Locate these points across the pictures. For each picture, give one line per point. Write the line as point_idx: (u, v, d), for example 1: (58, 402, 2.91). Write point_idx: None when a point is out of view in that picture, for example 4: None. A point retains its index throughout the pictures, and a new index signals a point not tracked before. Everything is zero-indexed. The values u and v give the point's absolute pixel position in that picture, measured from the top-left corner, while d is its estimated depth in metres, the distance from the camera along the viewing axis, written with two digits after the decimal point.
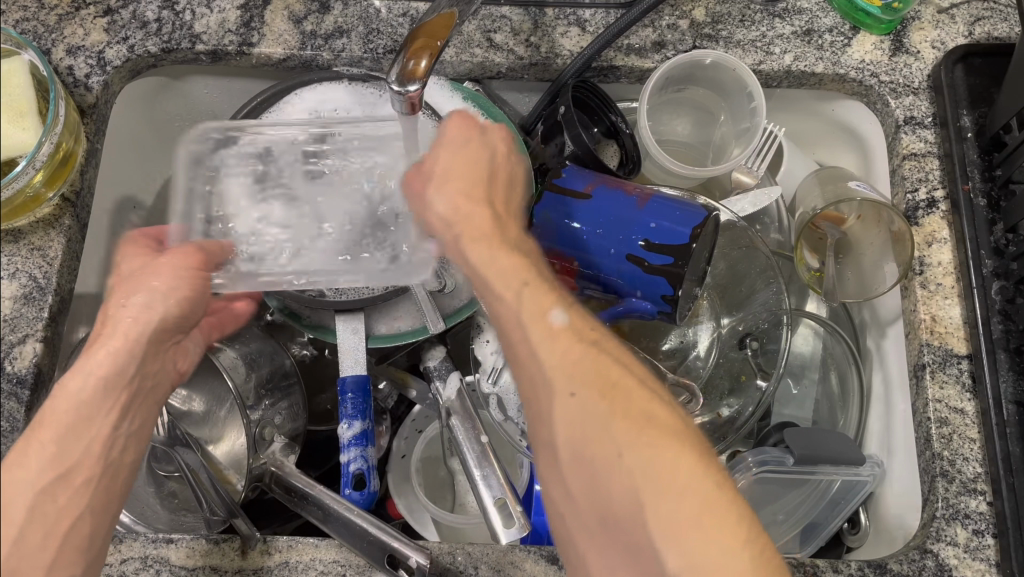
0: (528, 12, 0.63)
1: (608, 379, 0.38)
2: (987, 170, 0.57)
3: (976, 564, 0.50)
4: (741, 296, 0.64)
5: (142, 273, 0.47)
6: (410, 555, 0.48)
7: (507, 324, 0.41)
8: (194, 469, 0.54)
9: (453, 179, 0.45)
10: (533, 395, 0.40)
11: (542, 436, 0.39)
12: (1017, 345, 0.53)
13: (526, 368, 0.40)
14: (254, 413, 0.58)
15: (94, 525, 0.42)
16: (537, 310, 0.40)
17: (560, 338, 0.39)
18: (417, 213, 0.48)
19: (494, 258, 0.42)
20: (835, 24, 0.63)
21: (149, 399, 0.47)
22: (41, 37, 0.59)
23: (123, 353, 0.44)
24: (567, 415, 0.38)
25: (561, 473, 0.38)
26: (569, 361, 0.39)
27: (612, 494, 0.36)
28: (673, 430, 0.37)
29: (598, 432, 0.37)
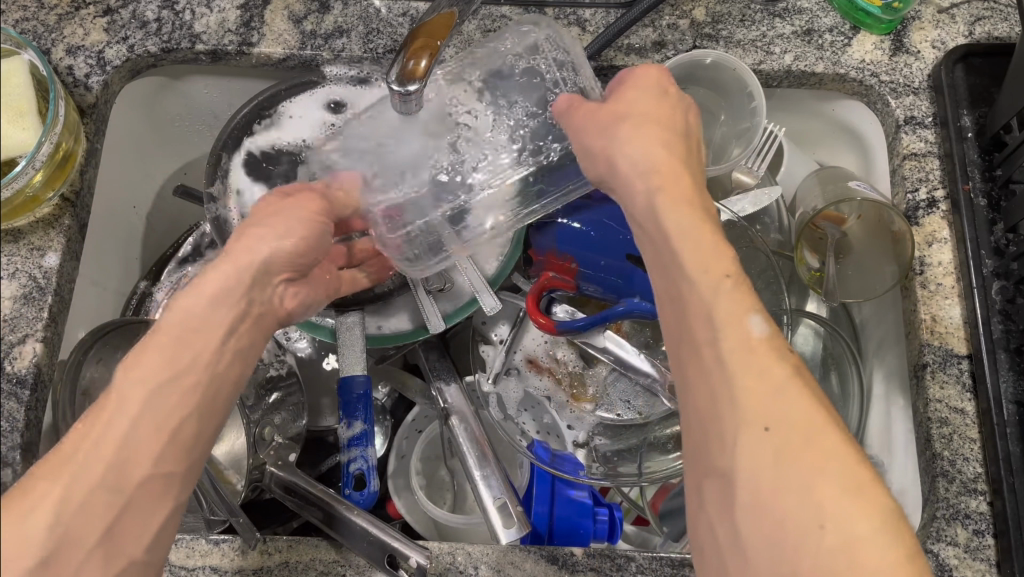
0: (528, 12, 0.63)
1: (808, 423, 0.35)
2: (987, 170, 0.57)
3: (976, 564, 0.50)
4: (743, 294, 0.62)
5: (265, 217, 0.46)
6: (410, 555, 0.48)
7: (692, 313, 0.38)
8: (195, 469, 0.52)
9: (651, 126, 0.45)
10: (707, 409, 0.37)
11: (714, 455, 0.36)
12: (1017, 345, 0.53)
13: (698, 374, 0.38)
14: (254, 413, 0.58)
15: (198, 424, 0.42)
16: (735, 313, 0.37)
17: (757, 353, 0.36)
18: (591, 149, 0.47)
19: (694, 236, 0.40)
20: (836, 24, 0.63)
21: (258, 327, 0.45)
22: (41, 37, 0.59)
23: (229, 279, 0.43)
24: (753, 444, 0.35)
25: (728, 501, 0.35)
26: (764, 384, 0.35)
27: (795, 547, 0.33)
28: (873, 496, 0.34)
29: (790, 475, 0.34)
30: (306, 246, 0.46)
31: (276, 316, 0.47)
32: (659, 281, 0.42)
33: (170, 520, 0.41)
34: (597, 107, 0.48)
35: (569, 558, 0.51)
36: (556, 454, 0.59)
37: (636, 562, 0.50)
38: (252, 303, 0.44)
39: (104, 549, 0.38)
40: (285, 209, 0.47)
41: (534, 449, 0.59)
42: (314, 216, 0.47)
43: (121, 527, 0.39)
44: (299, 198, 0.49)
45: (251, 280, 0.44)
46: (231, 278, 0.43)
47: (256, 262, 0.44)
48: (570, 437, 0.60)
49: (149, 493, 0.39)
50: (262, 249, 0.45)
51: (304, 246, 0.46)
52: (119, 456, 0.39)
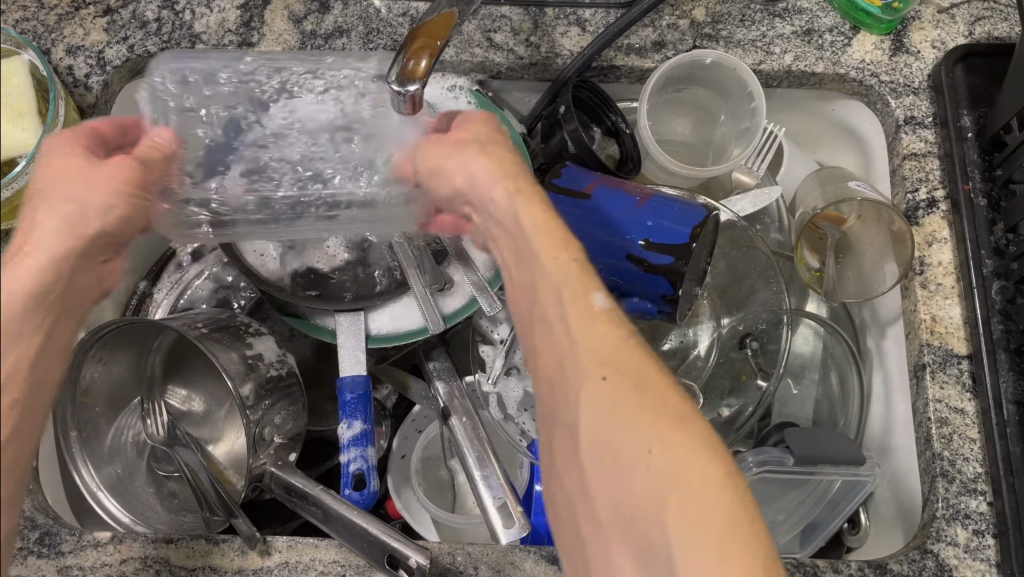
0: (529, 12, 0.62)
1: (642, 373, 0.36)
2: (987, 170, 0.57)
3: (976, 564, 0.50)
4: (741, 296, 0.64)
5: (58, 194, 0.40)
6: (410, 554, 0.48)
7: (539, 292, 0.40)
8: (194, 469, 0.54)
9: (492, 150, 0.46)
10: (556, 374, 0.38)
11: (560, 416, 0.38)
12: (1017, 345, 0.53)
13: (547, 344, 0.39)
14: (254, 413, 0.57)
15: (17, 451, 0.35)
16: (577, 286, 0.39)
17: (596, 319, 0.38)
18: (430, 178, 0.47)
19: (535, 220, 0.42)
20: (836, 24, 0.63)
21: (76, 312, 0.40)
22: (41, 37, 0.59)
23: (36, 270, 0.37)
24: (594, 400, 0.36)
25: (575, 455, 0.37)
26: (602, 342, 0.37)
27: (630, 489, 0.34)
28: (701, 434, 0.35)
29: (624, 421, 0.35)
30: (125, 222, 0.42)
31: (93, 297, 0.42)
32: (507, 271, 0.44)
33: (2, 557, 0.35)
34: (440, 139, 0.48)
35: None
36: None
37: None
38: (70, 288, 0.39)
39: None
40: (94, 181, 0.41)
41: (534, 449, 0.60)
42: (118, 190, 0.42)
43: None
44: (118, 163, 0.43)
45: (69, 267, 0.39)
46: (49, 266, 0.38)
47: (77, 242, 0.39)
48: None
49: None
50: (91, 227, 0.40)
51: (121, 223, 0.42)
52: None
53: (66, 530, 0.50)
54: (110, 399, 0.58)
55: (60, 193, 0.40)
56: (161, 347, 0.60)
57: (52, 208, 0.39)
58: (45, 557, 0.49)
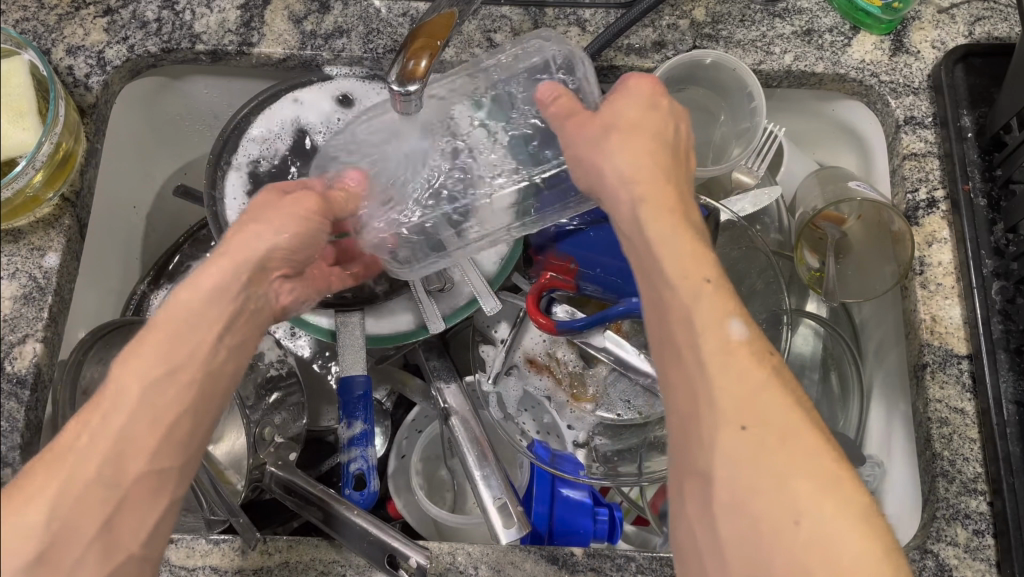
0: (528, 11, 0.63)
1: (790, 424, 0.35)
2: (987, 170, 0.57)
3: (976, 564, 0.50)
4: (741, 295, 0.63)
5: (263, 208, 0.46)
6: (410, 555, 0.48)
7: (673, 318, 0.38)
8: (195, 473, 0.53)
9: (646, 140, 0.45)
10: (690, 414, 0.36)
11: (693, 456, 0.36)
12: (1017, 345, 0.53)
13: (682, 379, 0.37)
14: (254, 413, 0.59)
15: (194, 424, 0.40)
16: (715, 317, 0.37)
17: (737, 355, 0.36)
18: (579, 161, 0.47)
19: (676, 241, 0.40)
20: (836, 24, 0.63)
21: (253, 321, 0.45)
22: (41, 37, 0.59)
23: (226, 274, 0.43)
24: (735, 447, 0.34)
25: (708, 504, 0.35)
26: (746, 388, 0.35)
27: (774, 550, 0.33)
28: (848, 495, 0.34)
29: (768, 474, 0.34)
30: (300, 243, 0.46)
31: (271, 312, 0.47)
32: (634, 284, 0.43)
33: (164, 520, 0.39)
34: (591, 119, 0.47)
35: (569, 558, 0.51)
36: (556, 454, 0.59)
37: (636, 562, 0.50)
38: (245, 300, 0.44)
39: (102, 543, 0.37)
40: (281, 209, 0.46)
41: (534, 448, 0.59)
42: (311, 215, 0.47)
43: (117, 523, 0.37)
44: (299, 197, 0.47)
45: (248, 277, 0.44)
46: (232, 270, 0.43)
47: (254, 259, 0.44)
48: (570, 437, 0.60)
49: (143, 490, 0.38)
50: (263, 245, 0.44)
51: (297, 242, 0.46)
52: (117, 452, 0.37)
53: None
54: None
55: (256, 216, 0.45)
56: None
57: (264, 226, 0.45)
58: None
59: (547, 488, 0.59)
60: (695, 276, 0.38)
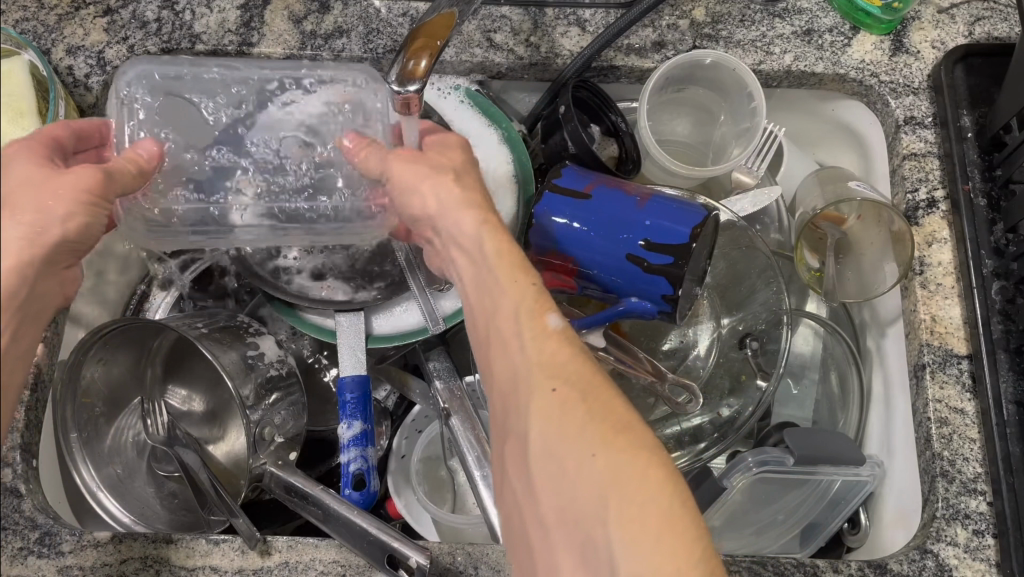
0: (529, 12, 0.63)
1: (589, 381, 0.38)
2: (986, 170, 0.57)
3: (976, 565, 0.50)
4: (741, 296, 0.64)
5: (22, 189, 0.39)
6: (410, 554, 0.48)
7: (496, 313, 0.41)
8: (194, 470, 0.54)
9: (452, 176, 0.45)
10: (508, 389, 0.39)
11: (511, 429, 0.38)
12: (1017, 345, 0.53)
13: (502, 361, 0.40)
14: (254, 413, 0.57)
15: None
16: (533, 307, 0.40)
17: (549, 337, 0.39)
18: (400, 202, 0.46)
19: (497, 246, 0.42)
20: (835, 24, 0.63)
21: (35, 323, 0.40)
22: (41, 37, 0.59)
23: (4, 279, 0.37)
24: (543, 411, 0.37)
25: (525, 465, 0.37)
26: (556, 359, 0.38)
27: (575, 494, 0.35)
28: (645, 443, 0.36)
29: (571, 430, 0.36)
30: (85, 233, 0.41)
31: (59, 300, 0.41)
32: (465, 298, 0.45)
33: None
34: (411, 153, 0.47)
35: None
36: None
37: None
38: (31, 295, 0.39)
39: None
40: (54, 190, 0.39)
41: None
42: (88, 197, 0.40)
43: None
44: (79, 171, 0.40)
45: (33, 277, 0.39)
46: (12, 276, 0.37)
47: (42, 252, 0.39)
48: None
49: None
50: (50, 238, 0.39)
51: (80, 234, 0.40)
52: None
53: (66, 529, 0.50)
54: (110, 399, 0.58)
55: (16, 197, 0.38)
56: (161, 347, 0.60)
57: (11, 214, 0.38)
58: (45, 557, 0.49)
59: None
60: (523, 279, 0.41)
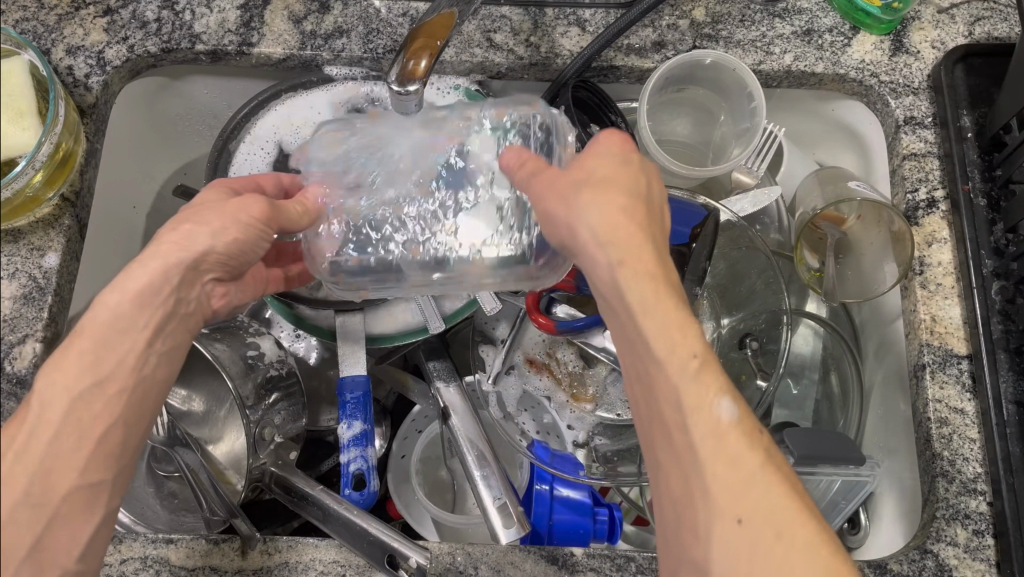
0: (528, 11, 0.63)
1: (779, 513, 0.35)
2: (986, 170, 0.57)
3: (976, 565, 0.50)
4: (741, 296, 0.64)
5: (203, 208, 0.44)
6: (410, 555, 0.48)
7: (663, 403, 0.38)
8: (194, 469, 0.56)
9: (613, 195, 0.42)
10: (683, 495, 0.38)
11: (688, 542, 0.37)
12: (1017, 345, 0.53)
13: (673, 459, 0.38)
14: (254, 413, 0.57)
15: (126, 433, 0.42)
16: (703, 403, 0.37)
17: (727, 439, 0.37)
18: (549, 219, 0.44)
19: (662, 317, 0.39)
20: (836, 24, 0.63)
21: (185, 323, 0.45)
22: (40, 37, 0.59)
23: (158, 275, 0.42)
24: (728, 541, 0.35)
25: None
26: (738, 476, 0.36)
27: None
28: (843, 576, 0.35)
29: (761, 563, 0.35)
30: (239, 249, 0.45)
31: (203, 314, 0.46)
32: (621, 361, 0.42)
33: (102, 527, 0.41)
34: (562, 172, 0.45)
35: (568, 558, 0.51)
36: (555, 454, 0.59)
37: (636, 562, 0.50)
38: (181, 299, 0.44)
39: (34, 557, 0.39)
40: (221, 210, 0.44)
41: (534, 449, 0.58)
42: (249, 222, 0.44)
43: (48, 539, 0.39)
44: (245, 201, 0.45)
45: (179, 281, 0.43)
46: (161, 277, 0.42)
47: (186, 261, 0.43)
48: (570, 437, 0.61)
49: (74, 504, 0.40)
50: (199, 247, 0.43)
51: (236, 248, 0.44)
52: (44, 470, 0.39)
53: None
54: None
55: (196, 213, 0.44)
56: None
57: (205, 226, 0.43)
58: None
59: (545, 490, 0.58)
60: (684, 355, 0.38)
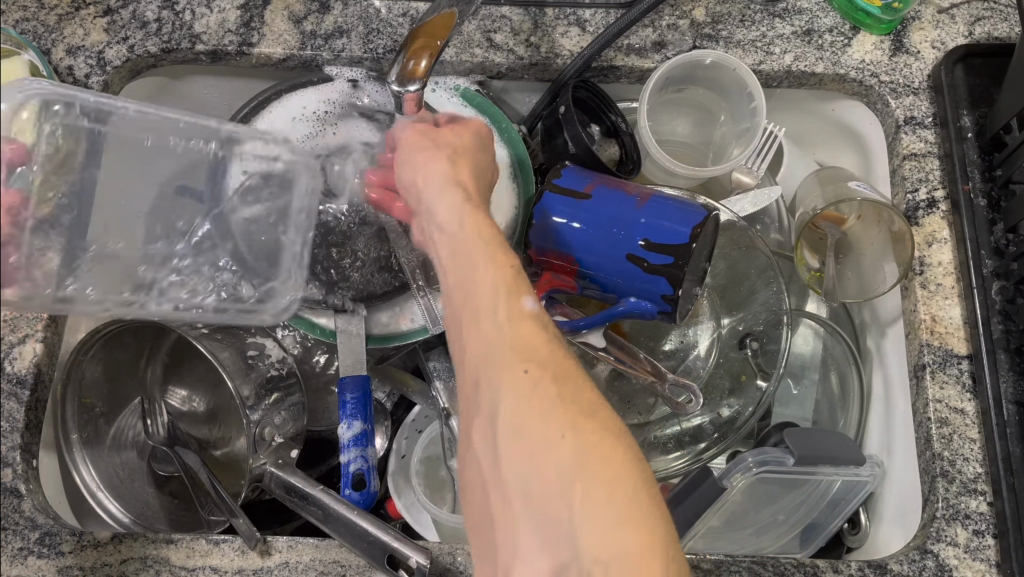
0: (529, 12, 0.62)
1: (560, 363, 0.36)
2: (987, 170, 0.57)
3: (976, 565, 0.50)
4: (741, 296, 0.64)
5: None
6: (410, 554, 0.48)
7: (473, 294, 0.38)
8: (194, 470, 0.55)
9: (455, 151, 0.46)
10: (478, 372, 0.37)
11: (477, 410, 0.36)
12: (1017, 345, 0.53)
13: (473, 335, 0.38)
14: (253, 414, 0.58)
15: None
16: (509, 283, 0.38)
17: (522, 312, 0.37)
18: (407, 164, 0.46)
19: (477, 221, 0.41)
20: (835, 24, 0.63)
21: None
22: (41, 37, 0.59)
23: None
24: (515, 392, 0.35)
25: (493, 447, 0.35)
26: (528, 336, 0.37)
27: (541, 485, 0.34)
28: (611, 428, 0.35)
29: (542, 409, 0.34)
30: None
31: None
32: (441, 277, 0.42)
33: None
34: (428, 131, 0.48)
35: None
36: None
37: None
38: None
39: None
40: None
41: None
42: None
43: None
44: None
45: None
46: None
47: None
48: None
49: None
50: None
51: None
52: None
53: (66, 529, 0.50)
54: (110, 399, 0.58)
55: None
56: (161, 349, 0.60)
57: None
58: (45, 557, 0.49)
59: None
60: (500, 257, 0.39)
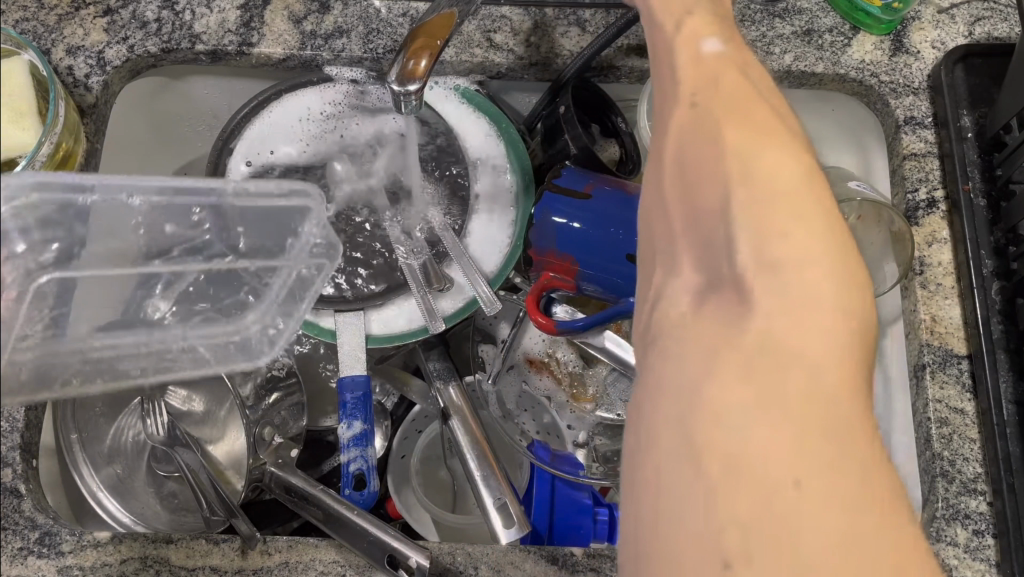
0: (528, 11, 0.62)
1: (753, 115, 0.33)
2: (987, 170, 0.57)
3: (976, 564, 0.50)
4: None
5: None
6: (410, 554, 0.48)
7: (654, 46, 0.39)
8: (194, 469, 0.55)
9: None
10: (667, 88, 0.37)
11: (655, 121, 0.37)
12: (1017, 345, 0.53)
13: (658, 93, 0.38)
14: (253, 413, 0.60)
15: None
16: (688, 37, 0.37)
17: (706, 62, 0.36)
18: None
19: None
20: (835, 24, 0.63)
21: None
22: (40, 37, 0.59)
23: None
24: (683, 121, 0.35)
25: (663, 195, 0.35)
26: (708, 85, 0.35)
27: (705, 207, 0.32)
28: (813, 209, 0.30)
29: (709, 142, 0.33)
30: None
31: None
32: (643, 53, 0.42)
33: None
34: None
35: (569, 558, 0.51)
36: (555, 454, 0.60)
37: None
38: None
39: None
40: None
41: (534, 448, 0.60)
42: None
43: None
44: None
45: None
46: None
47: None
48: (570, 437, 0.61)
49: None
50: None
51: None
52: None
53: (66, 529, 0.50)
54: (110, 400, 0.59)
55: None
56: None
57: None
58: (45, 557, 0.49)
59: (545, 491, 0.59)
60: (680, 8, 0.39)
